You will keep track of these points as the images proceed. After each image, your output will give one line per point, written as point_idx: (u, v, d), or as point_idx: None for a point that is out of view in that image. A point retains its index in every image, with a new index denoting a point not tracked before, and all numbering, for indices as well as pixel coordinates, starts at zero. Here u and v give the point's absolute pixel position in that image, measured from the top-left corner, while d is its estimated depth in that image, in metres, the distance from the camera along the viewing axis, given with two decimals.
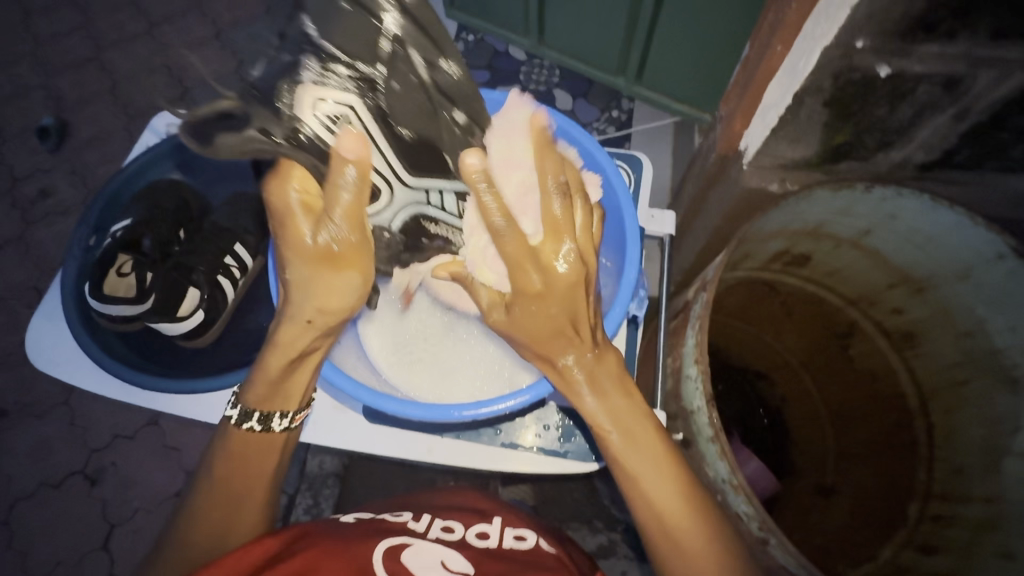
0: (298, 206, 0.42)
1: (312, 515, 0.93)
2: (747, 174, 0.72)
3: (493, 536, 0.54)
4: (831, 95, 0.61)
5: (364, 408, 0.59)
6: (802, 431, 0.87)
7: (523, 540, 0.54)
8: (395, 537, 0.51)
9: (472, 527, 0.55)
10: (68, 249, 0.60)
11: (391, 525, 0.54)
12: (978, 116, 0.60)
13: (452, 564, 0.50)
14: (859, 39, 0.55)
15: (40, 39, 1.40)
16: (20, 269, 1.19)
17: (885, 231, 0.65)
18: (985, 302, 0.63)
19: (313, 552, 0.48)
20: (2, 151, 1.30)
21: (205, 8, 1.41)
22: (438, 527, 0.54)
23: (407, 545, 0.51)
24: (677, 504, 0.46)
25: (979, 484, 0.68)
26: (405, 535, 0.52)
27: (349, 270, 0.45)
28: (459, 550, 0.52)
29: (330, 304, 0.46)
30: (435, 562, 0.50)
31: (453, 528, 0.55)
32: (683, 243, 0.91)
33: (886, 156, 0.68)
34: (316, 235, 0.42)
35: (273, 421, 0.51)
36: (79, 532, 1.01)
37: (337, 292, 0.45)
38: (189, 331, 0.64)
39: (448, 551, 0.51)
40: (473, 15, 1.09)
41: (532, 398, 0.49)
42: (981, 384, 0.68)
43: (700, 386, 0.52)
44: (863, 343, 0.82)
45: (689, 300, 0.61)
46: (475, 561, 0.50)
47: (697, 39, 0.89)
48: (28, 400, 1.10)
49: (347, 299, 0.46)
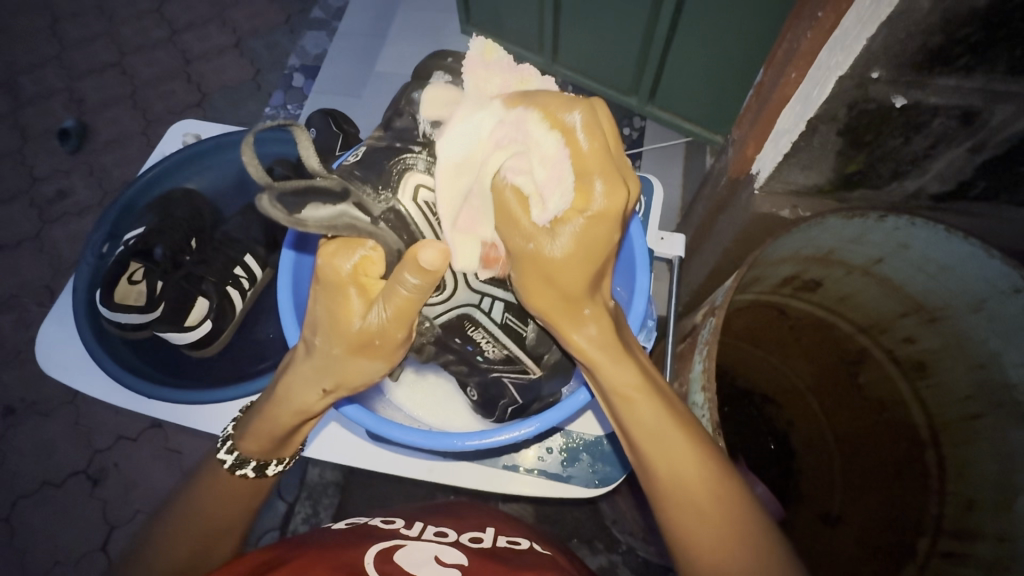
0: (350, 278, 0.42)
1: (310, 524, 0.93)
2: (757, 198, 0.72)
3: (487, 540, 0.55)
4: (845, 124, 0.61)
5: (367, 431, 0.59)
6: (810, 457, 0.86)
7: (518, 544, 0.55)
8: (387, 541, 0.53)
9: (465, 533, 0.56)
10: (81, 255, 0.61)
11: (385, 531, 0.55)
12: (993, 149, 0.59)
13: (446, 558, 0.50)
14: (875, 71, 0.55)
15: (65, 44, 1.43)
16: (35, 268, 1.21)
17: (896, 259, 0.64)
18: (998, 336, 0.62)
19: (304, 555, 0.49)
20: (23, 152, 1.32)
21: (226, 17, 1.44)
22: (431, 531, 0.56)
23: (400, 546, 0.52)
24: (694, 490, 0.42)
25: (990, 522, 0.65)
26: (398, 538, 0.53)
27: (378, 360, 0.44)
28: (454, 547, 0.52)
29: (348, 381, 0.45)
30: (428, 557, 0.50)
31: (446, 533, 0.56)
32: (693, 264, 0.91)
33: (900, 185, 0.67)
34: (364, 315, 0.42)
35: (268, 467, 0.51)
36: (78, 532, 1.01)
37: (356, 372, 0.44)
38: (197, 340, 0.64)
39: (442, 547, 0.52)
40: (489, 32, 1.10)
41: (536, 430, 0.48)
42: (993, 419, 0.66)
43: (707, 415, 0.51)
44: (874, 370, 0.81)
45: (697, 324, 0.60)
46: (469, 556, 0.51)
47: (710, 62, 0.89)
48: (35, 398, 1.11)
49: (366, 380, 0.45)
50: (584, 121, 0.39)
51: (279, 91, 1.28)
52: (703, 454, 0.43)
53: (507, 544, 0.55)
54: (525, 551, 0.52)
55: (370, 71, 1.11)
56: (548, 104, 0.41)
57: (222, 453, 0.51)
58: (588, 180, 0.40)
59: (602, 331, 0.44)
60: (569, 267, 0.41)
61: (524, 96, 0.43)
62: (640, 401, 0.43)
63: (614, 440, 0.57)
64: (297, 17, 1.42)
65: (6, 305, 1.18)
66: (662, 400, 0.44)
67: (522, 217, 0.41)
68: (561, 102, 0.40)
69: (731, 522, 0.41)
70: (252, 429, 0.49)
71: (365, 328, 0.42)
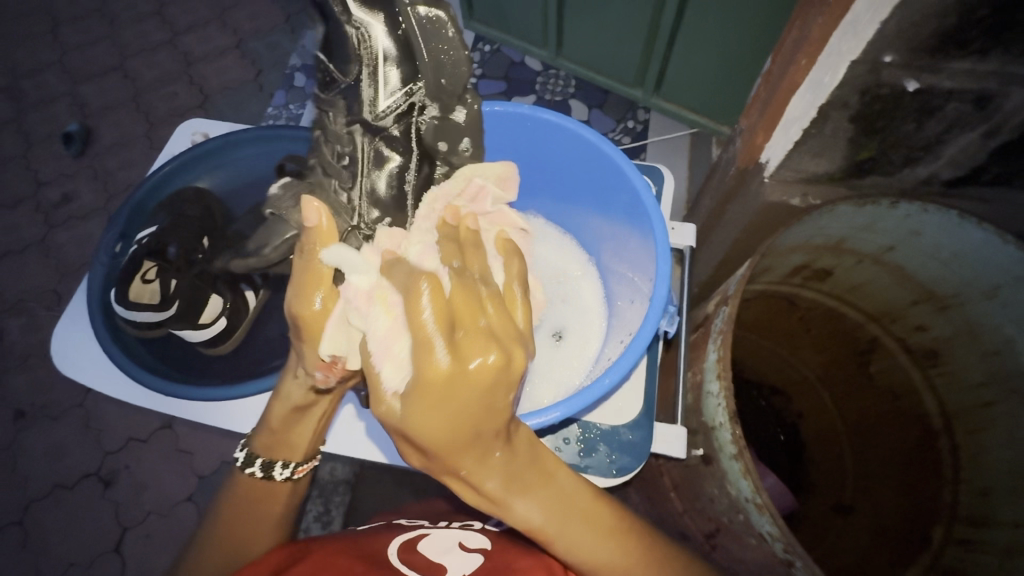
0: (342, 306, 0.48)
1: (322, 522, 0.93)
2: (768, 188, 0.72)
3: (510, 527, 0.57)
4: (857, 110, 0.61)
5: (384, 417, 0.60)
6: (820, 451, 0.86)
7: None
8: (410, 533, 0.54)
9: (490, 523, 0.57)
10: (96, 255, 0.63)
11: (408, 525, 0.56)
12: (1007, 133, 0.59)
13: (469, 544, 0.52)
14: (888, 55, 0.55)
15: (67, 48, 1.44)
16: (41, 272, 1.21)
17: (909, 247, 0.64)
18: (1013, 321, 0.62)
19: (329, 549, 0.50)
20: (28, 157, 1.33)
21: (227, 18, 1.43)
22: (456, 523, 0.57)
23: (422, 537, 0.53)
24: None
25: (1006, 509, 0.66)
26: (420, 530, 0.55)
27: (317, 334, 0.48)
28: (477, 534, 0.54)
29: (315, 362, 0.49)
30: (452, 543, 0.52)
31: (470, 524, 0.57)
32: (703, 253, 0.90)
33: (912, 172, 0.67)
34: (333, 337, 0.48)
35: (274, 471, 0.54)
36: (91, 534, 1.02)
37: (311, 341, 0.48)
38: (211, 337, 0.65)
39: (466, 535, 0.53)
40: (493, 27, 1.11)
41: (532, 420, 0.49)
42: (1009, 406, 0.67)
43: (724, 403, 0.52)
44: (885, 360, 0.79)
45: (710, 313, 0.62)
46: (492, 540, 0.53)
47: (717, 48, 0.88)
48: (46, 401, 1.11)
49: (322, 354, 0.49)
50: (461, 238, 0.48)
51: (281, 90, 1.31)
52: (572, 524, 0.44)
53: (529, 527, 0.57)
54: None
55: None
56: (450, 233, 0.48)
57: (276, 469, 0.54)
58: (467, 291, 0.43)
59: (491, 472, 0.41)
60: (466, 372, 0.39)
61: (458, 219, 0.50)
62: (556, 534, 0.44)
63: (633, 430, 0.57)
64: (297, 17, 1.41)
65: (14, 310, 1.18)
66: (574, 523, 0.45)
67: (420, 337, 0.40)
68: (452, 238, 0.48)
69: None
70: (285, 439, 0.53)
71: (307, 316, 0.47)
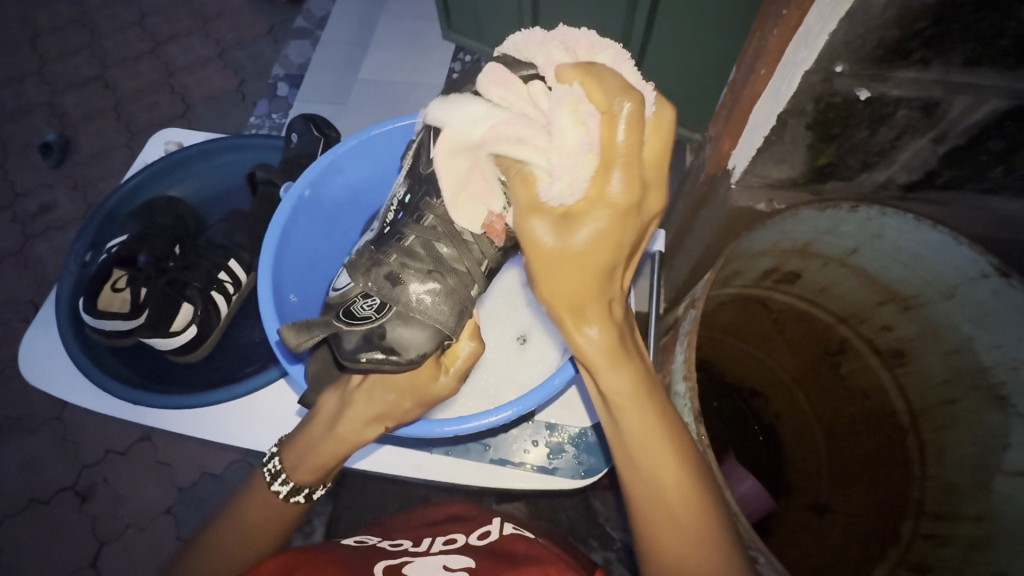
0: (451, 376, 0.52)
1: (304, 532, 0.92)
2: (734, 193, 0.75)
3: (493, 532, 0.56)
4: (813, 118, 0.63)
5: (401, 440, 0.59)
6: (797, 452, 0.89)
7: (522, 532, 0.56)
8: (393, 558, 0.52)
9: (473, 534, 0.56)
10: (65, 265, 0.63)
11: (390, 550, 0.54)
12: (955, 139, 0.61)
13: (453, 565, 0.50)
14: (838, 65, 0.57)
15: (47, 58, 1.43)
16: (18, 283, 1.20)
17: (871, 250, 0.66)
18: (971, 321, 0.64)
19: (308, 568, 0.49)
20: (5, 167, 1.31)
21: (209, 28, 1.44)
22: (439, 542, 0.55)
23: (407, 563, 0.51)
24: (670, 513, 0.43)
25: (969, 504, 0.68)
26: (404, 556, 0.53)
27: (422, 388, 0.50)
28: (460, 553, 0.52)
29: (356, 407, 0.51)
30: (436, 566, 0.51)
31: (454, 539, 0.55)
32: (679, 258, 0.93)
33: (869, 176, 0.69)
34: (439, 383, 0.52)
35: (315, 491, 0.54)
36: (68, 549, 1.00)
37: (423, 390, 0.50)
38: (183, 345, 0.64)
39: (449, 557, 0.52)
40: (471, 37, 1.14)
41: (509, 416, 0.50)
42: (969, 403, 0.68)
43: (689, 404, 0.51)
44: (854, 361, 0.81)
45: (679, 317, 0.61)
46: (476, 557, 0.51)
47: (684, 58, 0.91)
48: (21, 415, 1.09)
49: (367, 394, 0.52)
50: (631, 115, 0.39)
51: (264, 99, 1.29)
52: (628, 401, 0.44)
53: (512, 530, 0.56)
54: (527, 544, 0.52)
55: (356, 79, 1.17)
56: (592, 89, 0.40)
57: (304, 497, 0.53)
58: (608, 174, 0.40)
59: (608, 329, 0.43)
60: (596, 246, 0.41)
61: (583, 72, 0.42)
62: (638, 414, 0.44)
63: (597, 432, 0.59)
64: (279, 27, 1.42)
65: None
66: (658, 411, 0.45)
67: (532, 192, 0.43)
68: (618, 88, 0.39)
69: (697, 524, 0.42)
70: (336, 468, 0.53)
71: (439, 388, 0.50)
